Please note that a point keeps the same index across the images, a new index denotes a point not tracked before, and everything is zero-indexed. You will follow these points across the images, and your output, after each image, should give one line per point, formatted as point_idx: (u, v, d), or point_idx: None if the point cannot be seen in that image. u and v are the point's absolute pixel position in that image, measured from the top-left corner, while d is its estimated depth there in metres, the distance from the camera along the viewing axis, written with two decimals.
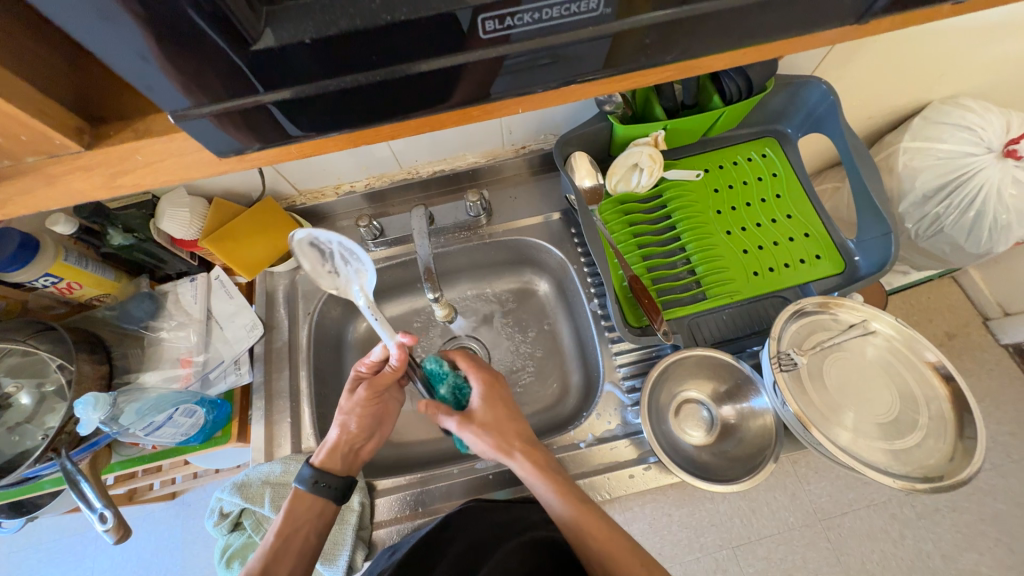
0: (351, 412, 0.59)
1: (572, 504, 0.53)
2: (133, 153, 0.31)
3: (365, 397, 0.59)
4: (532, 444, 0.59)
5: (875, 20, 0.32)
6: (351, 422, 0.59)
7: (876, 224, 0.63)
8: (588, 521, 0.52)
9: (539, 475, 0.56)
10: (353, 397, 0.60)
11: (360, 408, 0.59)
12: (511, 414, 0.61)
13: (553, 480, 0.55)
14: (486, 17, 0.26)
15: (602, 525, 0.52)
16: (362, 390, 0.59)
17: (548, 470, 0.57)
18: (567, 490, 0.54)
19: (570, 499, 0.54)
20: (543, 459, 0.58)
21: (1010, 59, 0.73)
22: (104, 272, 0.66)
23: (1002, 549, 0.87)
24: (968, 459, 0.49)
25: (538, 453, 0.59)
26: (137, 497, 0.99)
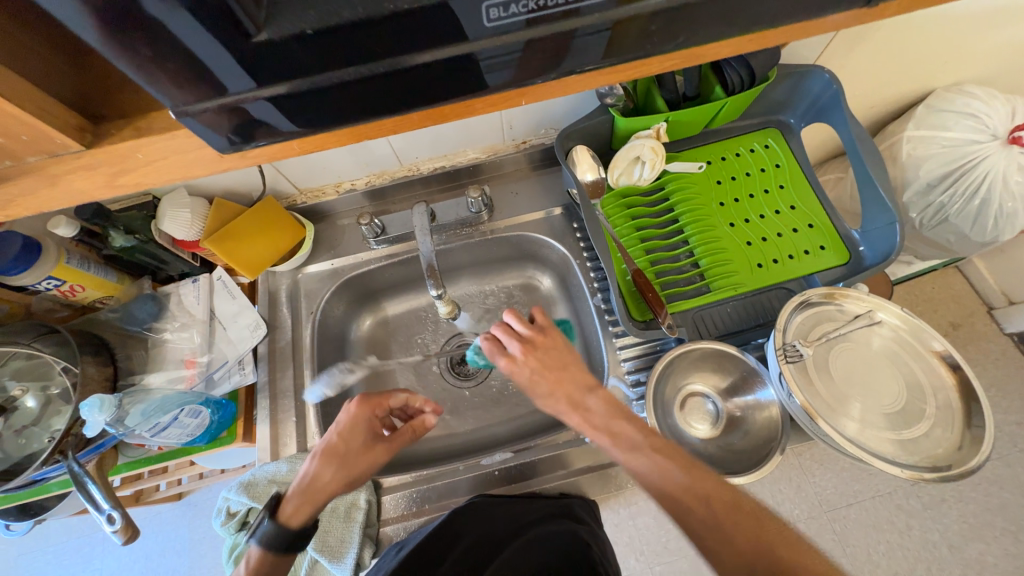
0: (355, 468, 0.56)
1: (633, 455, 0.47)
2: (134, 151, 0.31)
3: (385, 454, 0.58)
4: (585, 398, 0.52)
5: (883, 2, 0.31)
6: (350, 479, 0.55)
7: (881, 213, 0.63)
8: (652, 472, 0.45)
9: (595, 434, 0.50)
10: (372, 454, 0.57)
11: (372, 463, 0.57)
12: (556, 379, 0.53)
13: (608, 434, 0.49)
14: (490, 4, 0.25)
15: (664, 469, 0.45)
16: (384, 447, 0.58)
17: (602, 422, 0.50)
18: (624, 441, 0.48)
19: (629, 450, 0.48)
20: (597, 411, 0.51)
21: (1015, 45, 0.73)
22: (106, 274, 0.66)
23: (1008, 538, 0.86)
24: (976, 448, 0.49)
25: (593, 404, 0.52)
26: (144, 498, 0.99)
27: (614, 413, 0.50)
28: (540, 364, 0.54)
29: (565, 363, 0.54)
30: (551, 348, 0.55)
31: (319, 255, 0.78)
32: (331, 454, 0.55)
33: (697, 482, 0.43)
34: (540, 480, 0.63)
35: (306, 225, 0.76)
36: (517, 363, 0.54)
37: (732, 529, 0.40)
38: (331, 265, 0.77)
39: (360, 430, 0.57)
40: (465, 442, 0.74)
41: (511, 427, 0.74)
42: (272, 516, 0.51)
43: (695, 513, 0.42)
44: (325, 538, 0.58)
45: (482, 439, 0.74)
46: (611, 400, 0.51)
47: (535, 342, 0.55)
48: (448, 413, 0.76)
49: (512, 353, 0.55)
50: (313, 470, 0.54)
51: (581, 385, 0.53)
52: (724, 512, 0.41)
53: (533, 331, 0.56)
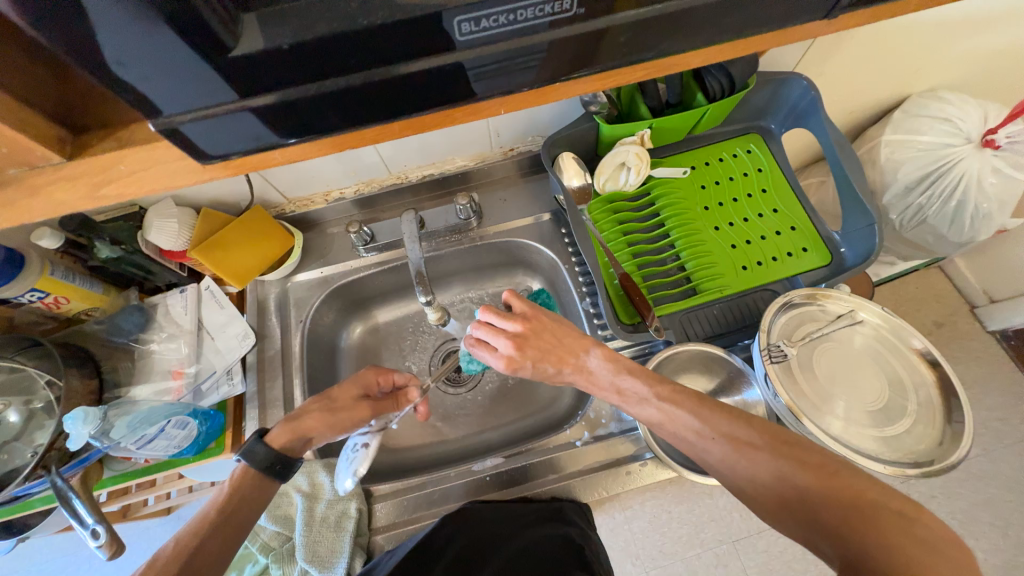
0: (339, 418, 0.57)
1: (645, 403, 0.49)
2: (116, 163, 0.32)
3: (367, 414, 0.59)
4: (584, 360, 0.53)
5: (847, 14, 0.33)
6: (333, 425, 0.56)
7: (860, 215, 0.64)
8: (663, 417, 0.47)
9: (605, 390, 0.52)
10: (355, 408, 0.58)
11: (355, 419, 0.58)
12: (556, 360, 0.52)
13: (616, 387, 0.51)
14: (463, 19, 0.26)
15: (675, 415, 0.46)
16: (368, 408, 0.59)
17: (608, 379, 0.51)
18: (631, 394, 0.50)
19: (641, 400, 0.49)
20: (599, 368, 0.52)
21: (985, 52, 0.75)
22: (92, 286, 0.65)
23: (995, 532, 0.88)
24: (957, 444, 0.50)
25: (595, 364, 0.52)
26: (132, 513, 0.97)
27: (616, 366, 0.51)
28: (540, 348, 0.53)
29: (558, 340, 0.53)
30: (539, 331, 0.53)
31: (309, 263, 0.78)
32: (324, 401, 0.57)
33: (712, 423, 0.44)
34: (533, 485, 0.63)
35: (295, 234, 0.76)
36: (514, 359, 0.52)
37: (751, 463, 0.42)
38: (321, 273, 0.77)
39: (354, 387, 0.60)
40: (457, 448, 0.74)
41: (503, 432, 0.74)
42: (260, 437, 0.52)
43: (715, 454, 0.44)
44: (315, 547, 0.58)
45: (474, 444, 0.74)
46: (608, 353, 0.52)
47: (521, 332, 0.53)
48: (440, 420, 0.76)
49: (506, 350, 0.53)
50: (304, 409, 0.56)
51: (579, 350, 0.53)
52: (739, 450, 0.42)
53: (521, 318, 0.54)
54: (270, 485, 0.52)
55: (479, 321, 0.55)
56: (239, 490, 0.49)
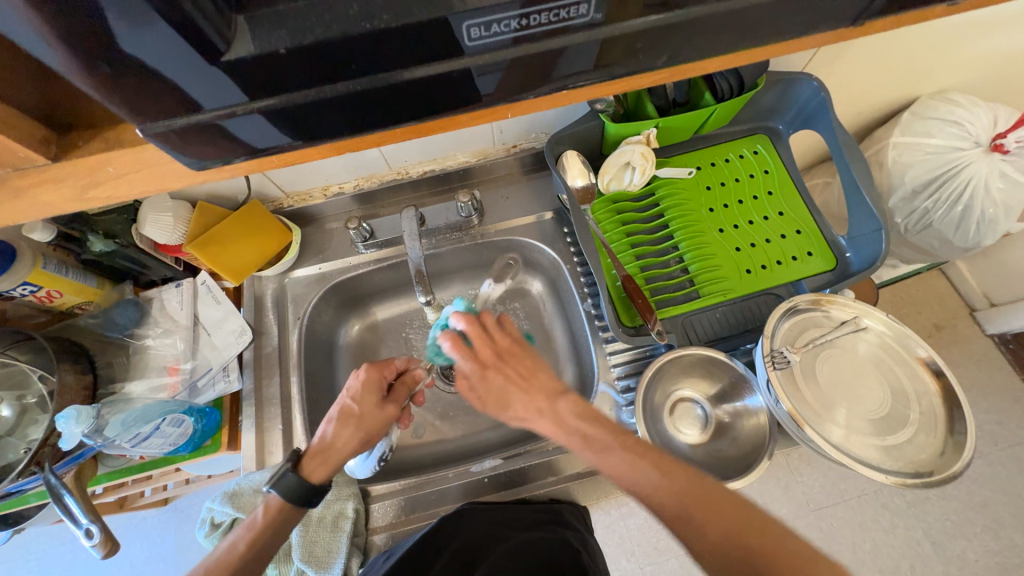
0: (371, 427, 0.55)
1: (607, 457, 0.45)
2: (104, 164, 0.31)
3: (397, 412, 0.58)
4: (552, 402, 0.48)
5: (868, 22, 0.32)
6: (366, 436, 0.55)
7: (867, 220, 0.63)
8: (626, 471, 0.44)
9: (568, 436, 0.46)
10: (385, 412, 0.56)
11: (387, 421, 0.56)
12: (523, 390, 0.48)
13: (579, 435, 0.46)
14: (472, 24, 0.25)
15: (638, 469, 0.43)
16: (397, 405, 0.57)
17: (573, 424, 0.46)
18: (597, 441, 0.45)
19: (602, 452, 0.45)
20: (567, 414, 0.47)
21: (998, 55, 0.74)
22: (86, 279, 0.64)
23: (988, 534, 0.88)
24: (958, 454, 0.50)
25: (564, 409, 0.47)
26: (128, 505, 0.97)
27: (586, 415, 0.47)
28: (511, 373, 0.49)
29: (534, 371, 0.49)
30: (521, 356, 0.50)
31: (307, 259, 0.77)
32: (350, 416, 0.54)
33: (672, 478, 0.42)
34: (530, 487, 0.63)
35: (293, 230, 0.75)
36: (487, 370, 0.49)
37: (705, 522, 0.40)
38: (319, 269, 0.76)
39: (372, 393, 0.56)
40: (455, 448, 0.73)
41: (502, 432, 0.74)
42: (294, 469, 0.51)
43: (668, 510, 0.42)
44: (312, 547, 0.58)
45: (473, 444, 0.74)
46: (581, 405, 0.47)
47: (504, 350, 0.51)
48: (439, 418, 0.75)
49: (481, 358, 0.50)
50: (333, 432, 0.53)
51: (548, 393, 0.48)
52: (697, 505, 0.41)
53: (507, 336, 0.52)
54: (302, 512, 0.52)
55: (466, 317, 0.52)
56: (273, 525, 0.49)
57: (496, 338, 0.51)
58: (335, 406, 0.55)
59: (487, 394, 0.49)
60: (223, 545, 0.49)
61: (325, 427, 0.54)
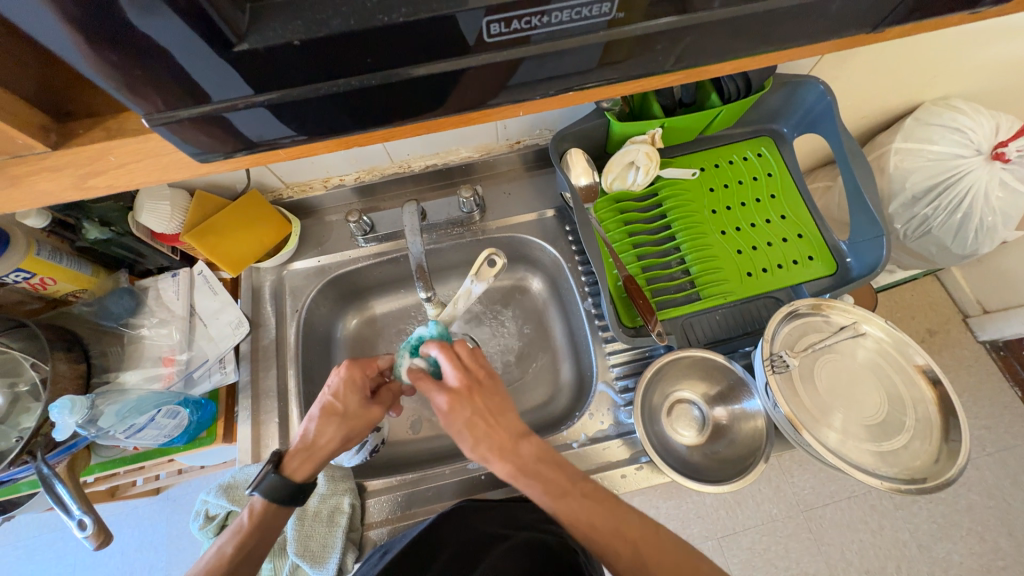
0: (354, 426, 0.55)
1: (564, 502, 0.46)
2: (105, 153, 0.31)
3: (380, 413, 0.57)
4: (516, 444, 0.47)
5: (885, 29, 0.31)
6: (348, 436, 0.55)
7: (869, 226, 0.63)
8: (583, 518, 0.46)
9: (528, 479, 0.46)
10: (369, 413, 0.55)
11: (371, 422, 0.56)
12: (490, 427, 0.47)
13: (540, 478, 0.47)
14: (492, 19, 0.25)
15: (597, 517, 0.45)
16: (381, 406, 0.57)
17: (534, 465, 0.47)
18: (555, 485, 0.46)
19: (559, 497, 0.46)
20: (530, 457, 0.47)
21: (1002, 64, 0.74)
22: (81, 268, 0.62)
23: (973, 537, 0.90)
24: (952, 461, 0.50)
25: (525, 450, 0.47)
26: (121, 493, 0.96)
27: (547, 459, 0.48)
28: (481, 411, 0.47)
29: (503, 409, 0.48)
30: (492, 391, 0.49)
31: (306, 251, 0.76)
32: (332, 414, 0.54)
33: (627, 526, 0.45)
34: None
35: (292, 222, 0.74)
36: (456, 402, 0.47)
37: (656, 567, 0.43)
38: (318, 262, 0.76)
39: (353, 391, 0.55)
40: (452, 444, 0.73)
41: None
42: (276, 470, 0.51)
43: (623, 558, 0.44)
44: (307, 542, 0.58)
45: None
46: (543, 448, 0.48)
47: (476, 383, 0.48)
48: (436, 414, 0.75)
49: (452, 390, 0.48)
50: (315, 430, 0.53)
51: (513, 435, 0.47)
52: (648, 550, 0.44)
53: (481, 369, 0.50)
54: (289, 510, 0.52)
55: (442, 346, 0.49)
56: (259, 526, 0.50)
57: (470, 369, 0.50)
58: (317, 404, 0.55)
59: (453, 426, 0.47)
60: (211, 550, 0.49)
61: (308, 424, 0.54)
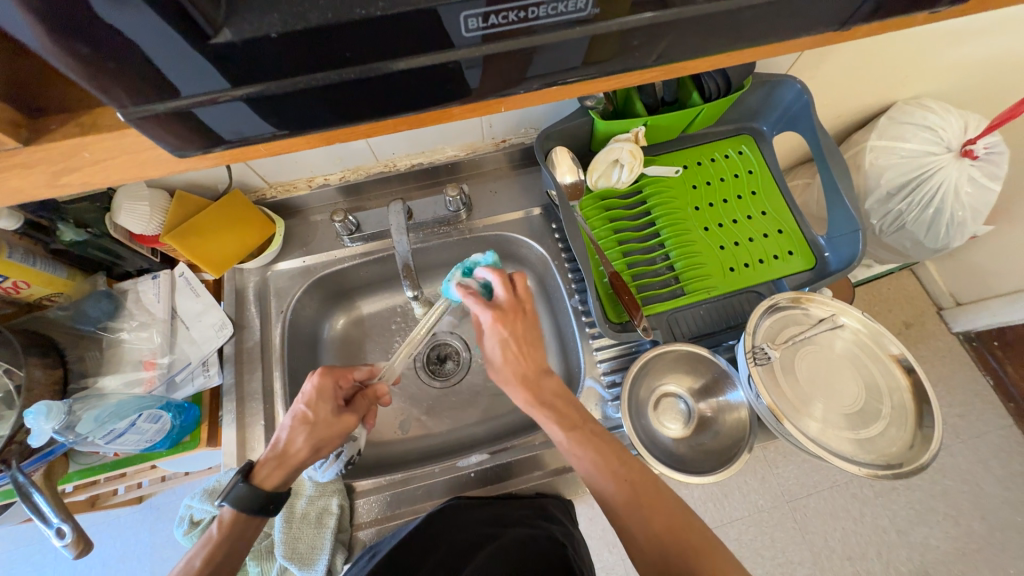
0: (326, 435, 0.55)
1: (574, 439, 0.49)
2: (79, 150, 0.31)
3: (353, 423, 0.57)
4: (539, 377, 0.51)
5: (855, 26, 0.32)
6: (319, 444, 0.54)
7: (845, 221, 0.65)
8: (592, 457, 0.48)
9: (542, 409, 0.50)
10: (341, 421, 0.55)
11: (342, 431, 0.56)
12: (522, 353, 0.51)
13: (553, 411, 0.50)
14: (469, 15, 0.25)
15: (604, 455, 0.48)
16: (354, 415, 0.57)
17: (549, 399, 0.51)
18: (568, 420, 0.50)
19: (570, 431, 0.49)
20: (549, 391, 0.51)
21: (969, 65, 0.76)
22: (56, 270, 0.61)
23: (948, 521, 0.93)
24: (926, 447, 0.52)
25: (547, 383, 0.51)
26: (100, 502, 0.94)
27: (562, 397, 0.52)
28: (519, 337, 0.51)
29: (534, 340, 0.52)
30: (531, 323, 0.52)
31: (291, 251, 0.75)
32: (303, 423, 0.54)
33: (630, 467, 0.47)
34: (516, 481, 0.64)
35: (277, 222, 0.73)
36: (501, 321, 0.50)
37: (648, 509, 0.45)
38: (303, 262, 0.75)
39: (323, 400, 0.55)
40: (442, 443, 0.73)
41: (488, 427, 0.74)
42: (245, 479, 0.51)
43: (621, 496, 0.46)
44: (296, 544, 0.57)
45: (459, 439, 0.73)
46: (561, 386, 0.52)
47: (520, 310, 0.52)
48: (425, 413, 0.75)
49: (499, 309, 0.51)
50: (287, 438, 0.53)
51: (538, 367, 0.52)
52: (645, 494, 0.46)
53: (526, 301, 0.53)
54: (261, 520, 0.51)
55: (501, 270, 0.51)
56: (228, 535, 0.49)
57: (518, 297, 0.53)
58: (289, 413, 0.54)
59: (490, 341, 0.51)
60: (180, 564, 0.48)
61: (279, 433, 0.54)
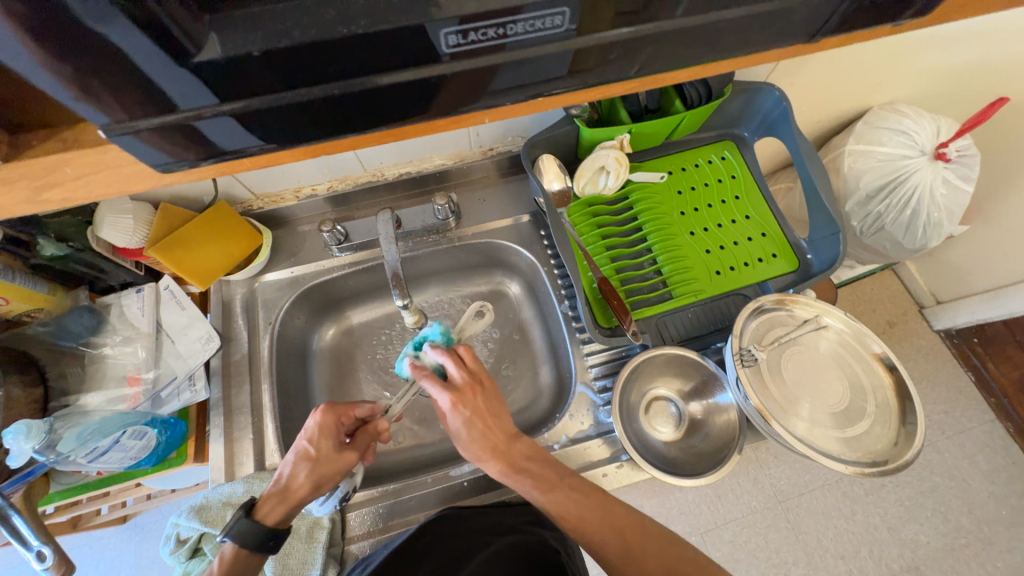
0: (328, 472, 0.54)
1: (554, 495, 0.49)
2: (61, 165, 0.31)
3: (354, 460, 0.56)
4: (510, 445, 0.51)
5: (826, 38, 0.34)
6: (321, 481, 0.54)
7: (826, 224, 0.67)
8: (573, 508, 0.48)
9: (519, 476, 0.50)
10: (342, 458, 0.55)
11: (344, 468, 0.55)
12: (488, 427, 0.51)
13: (530, 475, 0.50)
14: (451, 31, 0.26)
15: (584, 504, 0.48)
16: (355, 452, 0.56)
17: (525, 464, 0.51)
18: (545, 480, 0.50)
19: (549, 491, 0.50)
20: (522, 455, 0.51)
21: (941, 72, 0.79)
22: (36, 285, 0.59)
23: (938, 517, 0.94)
24: (910, 443, 0.54)
25: (521, 447, 0.52)
26: (83, 524, 0.91)
27: (537, 458, 0.52)
28: (481, 412, 0.51)
29: (497, 413, 0.52)
30: (491, 393, 0.53)
31: (279, 262, 0.75)
32: (306, 459, 0.54)
33: (617, 517, 0.48)
34: (509, 489, 0.63)
35: (263, 232, 0.73)
36: (458, 401, 0.50)
37: (643, 554, 0.45)
38: (291, 273, 0.74)
39: (326, 435, 0.55)
40: (434, 452, 0.73)
41: None
42: (248, 515, 0.50)
43: (610, 548, 0.46)
44: (286, 559, 0.57)
45: (452, 447, 0.73)
46: (534, 446, 0.52)
47: (477, 383, 0.52)
48: (417, 423, 0.75)
49: (454, 388, 0.51)
50: (290, 473, 0.53)
51: (507, 433, 0.52)
52: (634, 538, 0.47)
53: (482, 377, 0.53)
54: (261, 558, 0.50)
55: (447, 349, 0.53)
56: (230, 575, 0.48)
57: (473, 371, 0.53)
58: (291, 449, 0.54)
59: (453, 422, 0.51)
60: None
61: (283, 467, 0.53)
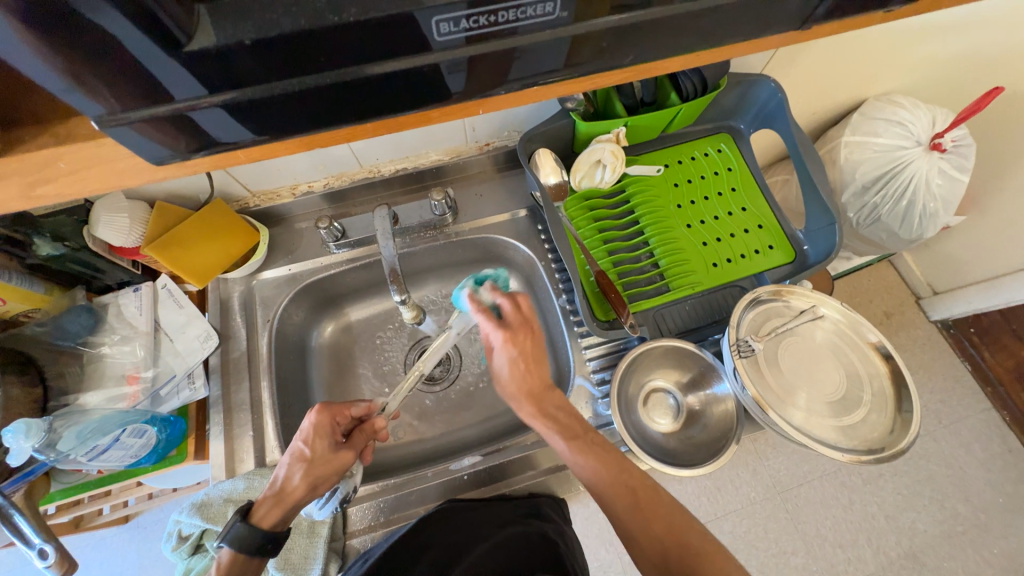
0: (325, 472, 0.54)
1: (575, 448, 0.50)
2: (55, 160, 0.31)
3: (350, 459, 0.56)
4: (544, 393, 0.51)
5: (819, 25, 0.34)
6: (317, 482, 0.54)
7: (823, 215, 0.67)
8: (591, 465, 0.49)
9: (545, 421, 0.51)
10: (339, 457, 0.55)
11: (340, 468, 0.55)
12: (532, 371, 0.50)
13: (556, 424, 0.51)
14: (441, 19, 0.25)
15: (606, 463, 0.49)
16: (352, 451, 0.56)
17: (552, 412, 0.51)
18: (566, 430, 0.51)
19: (571, 441, 0.50)
20: (552, 405, 0.52)
21: (936, 61, 0.79)
22: (33, 285, 0.59)
23: (935, 505, 0.95)
24: (906, 431, 0.54)
25: (553, 397, 0.52)
26: (84, 524, 0.91)
27: (565, 410, 0.52)
28: (528, 357, 0.50)
29: (541, 359, 0.51)
30: (540, 343, 0.51)
31: (276, 260, 0.75)
32: (301, 459, 0.54)
33: (631, 476, 0.48)
34: (509, 482, 0.63)
35: (260, 230, 0.73)
36: (510, 340, 0.49)
37: (651, 516, 0.46)
38: (289, 270, 0.74)
39: (320, 435, 0.55)
40: (434, 447, 0.73)
41: (481, 429, 0.74)
42: (244, 519, 0.50)
43: (621, 503, 0.47)
44: (288, 554, 0.57)
45: (452, 442, 0.73)
46: (566, 402, 0.52)
47: (530, 329, 0.50)
48: (417, 419, 0.75)
49: (508, 327, 0.49)
50: (285, 475, 0.53)
51: (545, 382, 0.51)
52: (643, 500, 0.47)
53: (535, 325, 0.51)
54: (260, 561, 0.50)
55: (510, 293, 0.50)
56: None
57: (528, 317, 0.51)
58: (288, 451, 0.54)
59: (499, 359, 0.51)
60: None
61: (279, 470, 0.53)
